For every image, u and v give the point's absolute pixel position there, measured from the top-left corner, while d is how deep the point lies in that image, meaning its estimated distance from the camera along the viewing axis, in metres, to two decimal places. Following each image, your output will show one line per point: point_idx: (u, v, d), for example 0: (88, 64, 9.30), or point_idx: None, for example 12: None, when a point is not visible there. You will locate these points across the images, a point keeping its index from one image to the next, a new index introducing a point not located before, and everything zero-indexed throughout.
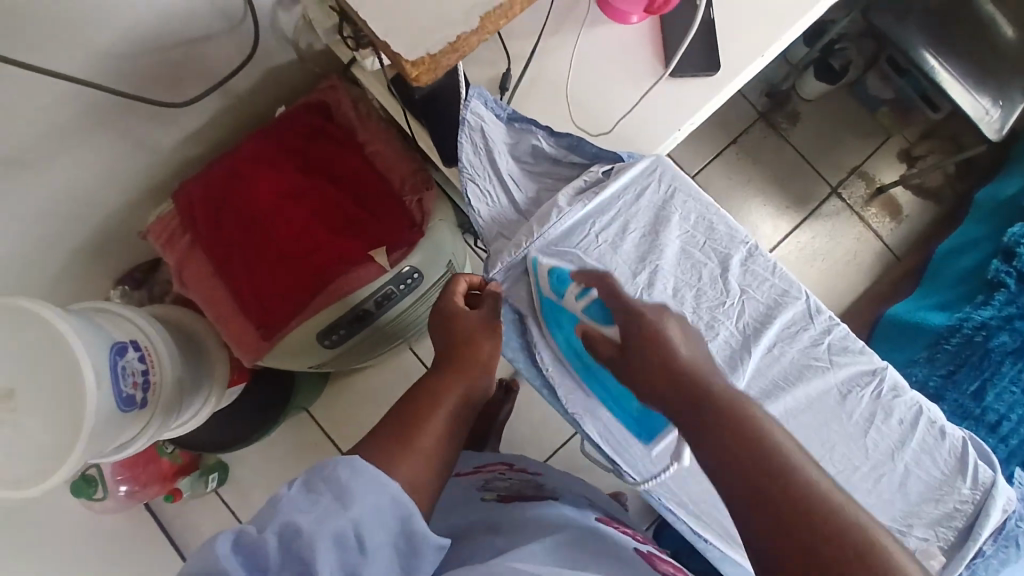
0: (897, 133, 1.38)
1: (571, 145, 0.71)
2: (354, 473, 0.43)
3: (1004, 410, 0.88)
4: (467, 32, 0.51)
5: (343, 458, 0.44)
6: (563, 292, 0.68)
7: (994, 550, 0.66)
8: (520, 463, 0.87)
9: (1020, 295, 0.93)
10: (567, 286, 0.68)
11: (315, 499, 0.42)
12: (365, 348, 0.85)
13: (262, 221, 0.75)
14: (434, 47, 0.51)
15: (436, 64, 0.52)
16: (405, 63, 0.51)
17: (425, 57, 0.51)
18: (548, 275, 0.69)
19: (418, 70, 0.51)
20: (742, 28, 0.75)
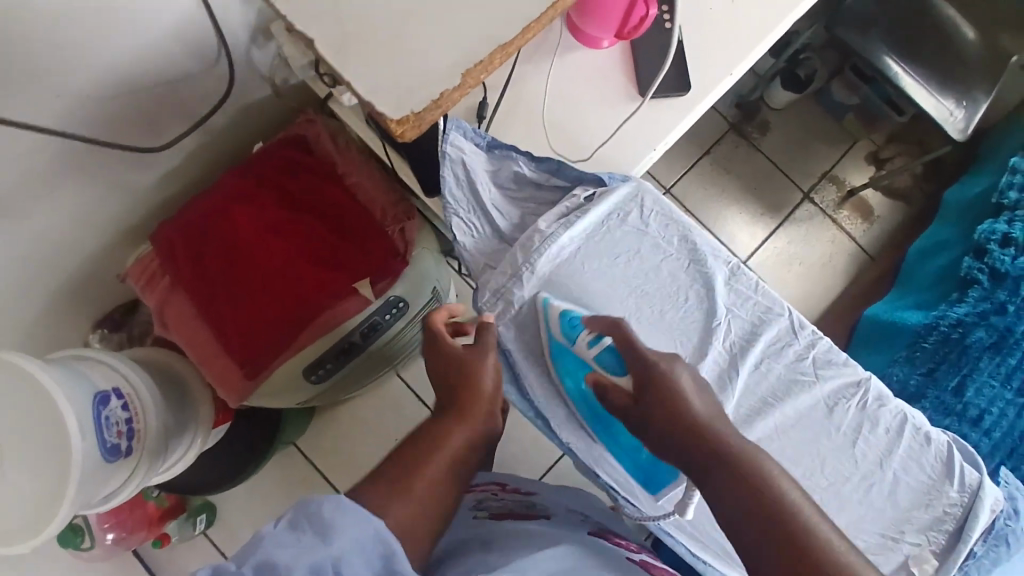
0: (864, 138, 1.42)
1: (553, 169, 0.71)
2: (339, 512, 0.43)
3: (985, 405, 0.90)
4: (451, 88, 0.47)
5: (328, 496, 0.43)
6: (574, 337, 0.67)
7: (984, 550, 0.68)
8: (513, 483, 0.86)
9: (993, 291, 0.95)
10: (578, 331, 0.66)
11: (298, 535, 0.42)
12: (353, 378, 0.84)
13: (243, 259, 0.74)
14: (418, 104, 0.46)
15: (421, 122, 0.47)
16: (389, 121, 0.46)
17: (410, 115, 0.46)
18: (561, 315, 0.67)
19: (402, 128, 0.46)
20: (710, 49, 0.78)
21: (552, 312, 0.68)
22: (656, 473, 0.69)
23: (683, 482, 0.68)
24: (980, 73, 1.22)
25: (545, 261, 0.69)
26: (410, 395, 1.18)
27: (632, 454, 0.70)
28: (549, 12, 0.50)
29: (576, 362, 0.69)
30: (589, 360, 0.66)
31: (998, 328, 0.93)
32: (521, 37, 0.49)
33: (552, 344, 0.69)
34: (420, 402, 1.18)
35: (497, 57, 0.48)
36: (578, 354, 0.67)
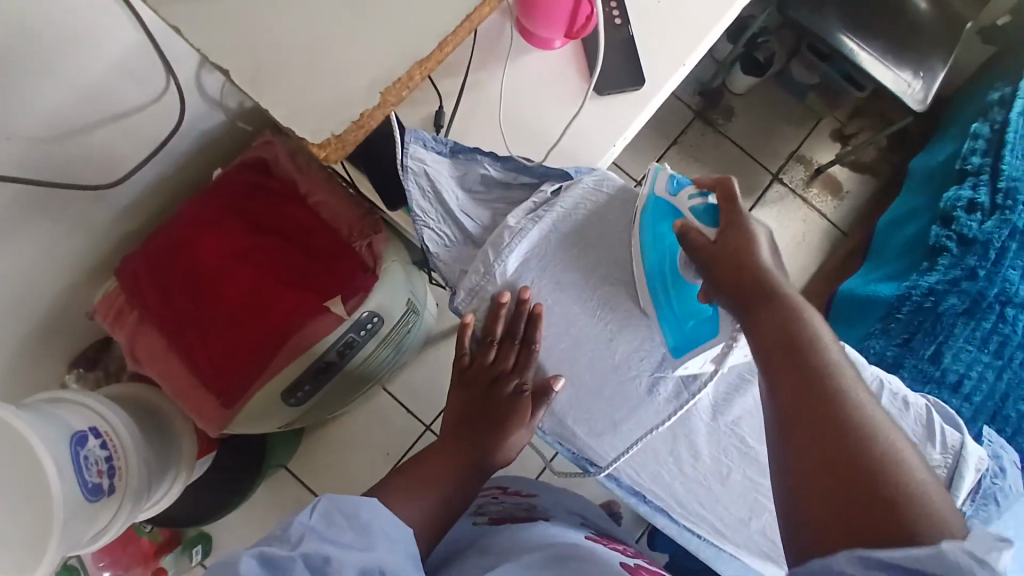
0: (827, 116, 1.44)
1: (518, 167, 0.69)
2: (374, 512, 0.48)
3: (963, 369, 0.91)
4: (372, 108, 0.44)
5: (364, 499, 0.48)
6: (677, 192, 0.61)
7: (974, 510, 0.68)
8: (515, 486, 0.86)
9: (963, 257, 0.97)
10: (685, 187, 0.61)
11: (338, 533, 0.45)
12: (341, 395, 0.85)
13: (212, 287, 0.74)
14: (339, 125, 0.43)
15: (345, 142, 0.44)
16: (309, 145, 0.43)
17: (330, 138, 0.43)
18: (670, 176, 0.62)
19: (325, 151, 0.43)
20: (660, 43, 0.79)
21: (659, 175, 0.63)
22: (698, 331, 0.63)
23: (727, 337, 0.61)
24: (934, 43, 1.24)
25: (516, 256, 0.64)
26: (396, 408, 1.18)
27: (679, 319, 0.63)
28: (471, 19, 0.45)
29: (664, 217, 0.62)
30: (685, 212, 0.60)
31: (970, 294, 0.94)
32: (445, 46, 0.45)
33: (648, 202, 0.63)
34: (406, 414, 1.18)
35: (416, 73, 0.44)
36: (674, 206, 0.61)
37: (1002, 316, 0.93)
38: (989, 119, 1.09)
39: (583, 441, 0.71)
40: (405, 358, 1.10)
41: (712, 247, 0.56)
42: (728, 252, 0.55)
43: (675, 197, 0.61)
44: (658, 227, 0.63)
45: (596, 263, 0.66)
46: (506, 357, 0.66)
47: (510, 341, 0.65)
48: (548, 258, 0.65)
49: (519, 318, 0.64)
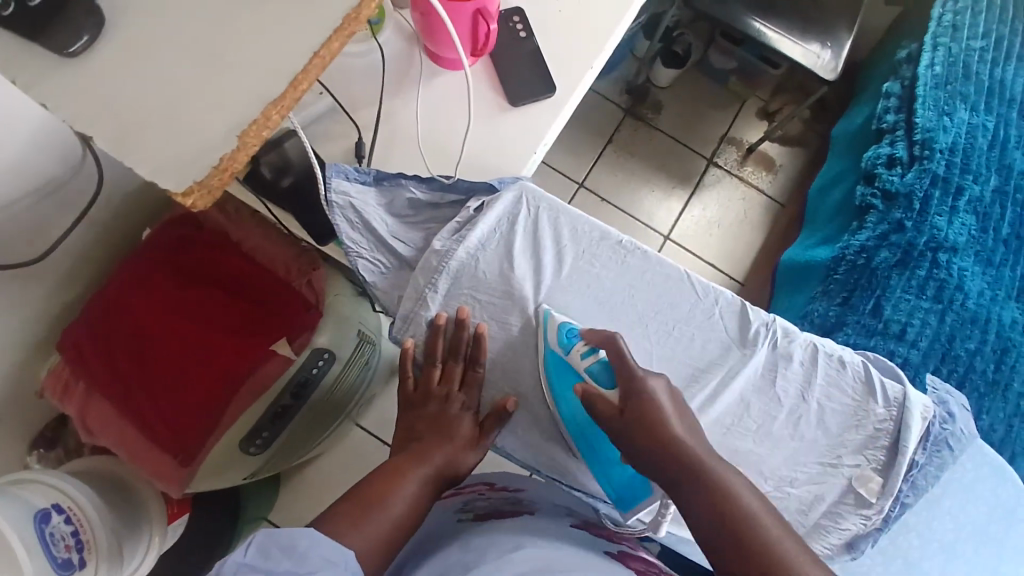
0: (750, 96, 1.49)
1: (443, 187, 0.71)
2: (311, 541, 0.47)
3: (905, 318, 0.93)
4: (230, 150, 0.43)
5: (299, 528, 0.47)
6: (571, 349, 0.64)
7: (928, 457, 0.70)
8: (501, 481, 0.86)
9: (889, 212, 1.00)
10: (574, 343, 0.64)
11: (274, 564, 0.44)
12: (297, 439, 0.84)
13: (157, 347, 0.74)
14: (199, 172, 0.42)
15: (212, 189, 0.43)
16: (173, 197, 0.42)
17: (193, 185, 0.42)
18: (557, 326, 0.64)
19: (192, 199, 0.42)
20: (567, 50, 0.82)
21: (552, 322, 0.65)
22: (631, 487, 0.66)
23: (660, 497, 0.65)
24: (837, 12, 1.29)
25: (446, 281, 0.67)
26: (371, 440, 1.17)
27: (613, 478, 0.67)
28: (319, 55, 0.45)
29: (564, 379, 0.65)
30: (583, 372, 0.63)
31: (900, 246, 0.97)
32: (300, 84, 0.44)
33: (548, 355, 0.65)
34: (381, 445, 1.17)
35: (271, 112, 0.43)
36: (570, 364, 0.64)
37: (934, 263, 0.96)
38: (899, 77, 1.14)
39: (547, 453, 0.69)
40: (372, 389, 1.10)
41: (619, 419, 0.59)
42: (637, 419, 0.58)
43: (568, 354, 0.64)
44: (564, 385, 0.65)
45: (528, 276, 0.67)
46: (451, 374, 0.66)
47: (454, 359, 0.66)
48: (480, 275, 0.67)
49: (462, 336, 0.65)
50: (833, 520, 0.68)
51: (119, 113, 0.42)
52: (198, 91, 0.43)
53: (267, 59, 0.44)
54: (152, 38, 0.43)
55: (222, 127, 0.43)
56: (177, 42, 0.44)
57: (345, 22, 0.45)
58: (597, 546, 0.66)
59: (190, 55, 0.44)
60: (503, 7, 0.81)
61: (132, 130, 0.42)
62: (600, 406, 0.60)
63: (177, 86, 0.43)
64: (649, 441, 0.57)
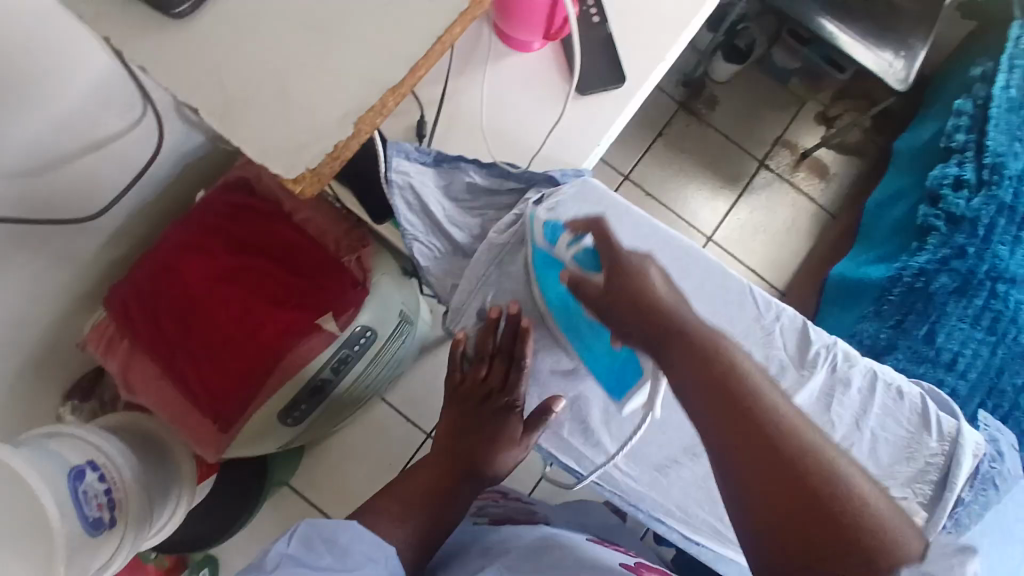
0: (811, 99, 1.44)
1: (503, 173, 0.69)
2: (352, 536, 0.51)
3: (958, 347, 0.90)
4: (344, 139, 0.41)
5: (341, 522, 0.51)
6: (556, 240, 0.61)
7: (973, 496, 0.68)
8: (515, 491, 0.85)
9: (952, 236, 0.96)
10: (560, 235, 0.61)
11: (317, 555, 0.48)
12: (331, 412, 0.84)
13: (203, 310, 0.73)
14: (313, 159, 0.41)
15: (322, 176, 0.42)
16: (284, 181, 0.41)
17: (306, 173, 0.41)
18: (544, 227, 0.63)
19: (302, 186, 0.41)
20: (640, 42, 0.79)
21: (536, 223, 0.63)
22: (623, 373, 0.61)
23: (651, 375, 0.58)
24: (915, 19, 1.23)
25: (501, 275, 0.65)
26: (396, 417, 1.17)
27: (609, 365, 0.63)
28: (443, 40, 0.42)
29: (554, 267, 0.62)
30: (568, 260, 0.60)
31: (960, 272, 0.93)
32: (417, 70, 0.42)
33: (535, 254, 0.64)
34: (408, 424, 1.17)
35: (390, 100, 0.41)
36: (555, 256, 0.61)
37: (993, 292, 0.93)
38: (972, 96, 1.09)
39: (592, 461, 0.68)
40: (401, 368, 1.09)
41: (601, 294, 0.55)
42: (625, 302, 0.54)
43: (553, 248, 0.61)
44: (551, 277, 0.63)
45: None
46: (498, 370, 0.66)
47: (504, 355, 0.65)
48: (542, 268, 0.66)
49: (514, 335, 0.64)
50: None
51: (217, 87, 0.41)
52: (301, 69, 0.41)
53: (359, 37, 0.42)
54: (252, 9, 0.42)
55: (338, 113, 0.41)
56: (268, 12, 0.42)
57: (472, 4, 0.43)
58: (613, 556, 0.65)
59: (279, 27, 0.42)
60: None
61: (229, 105, 0.41)
62: (584, 287, 0.56)
63: (267, 60, 0.41)
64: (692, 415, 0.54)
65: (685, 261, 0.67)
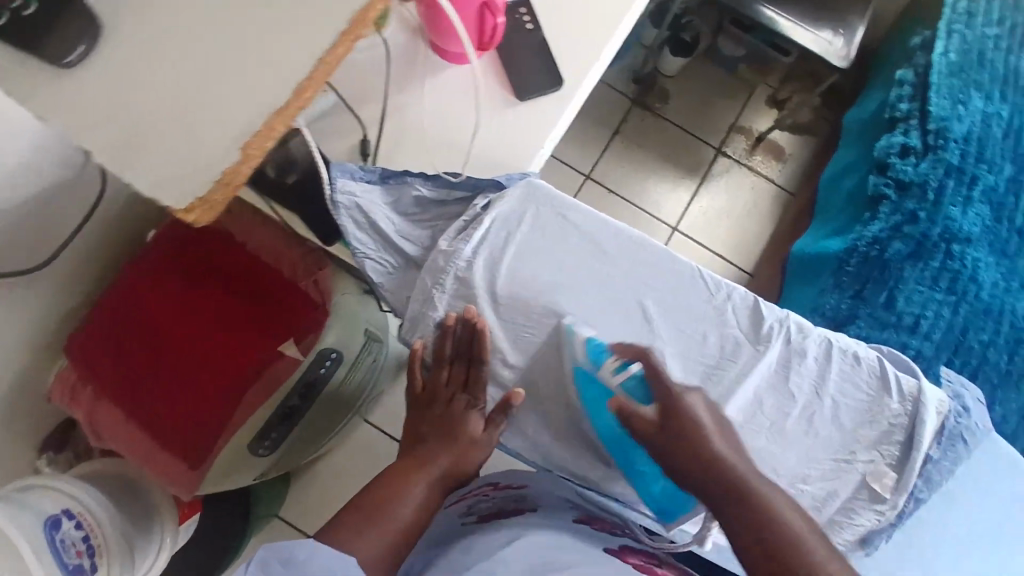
0: (760, 83, 1.47)
1: (450, 183, 0.70)
2: (313, 551, 0.48)
3: (918, 310, 0.92)
4: (234, 164, 0.42)
5: (299, 539, 0.48)
6: (601, 363, 0.64)
7: (942, 453, 0.69)
8: (506, 479, 0.82)
9: (902, 202, 0.98)
10: (605, 358, 0.64)
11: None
12: (318, 423, 0.86)
13: (163, 348, 0.74)
14: (200, 187, 0.41)
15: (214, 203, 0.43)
16: (174, 212, 0.42)
17: (194, 202, 0.42)
18: (586, 341, 0.65)
19: (194, 215, 0.42)
20: (572, 42, 0.81)
21: (575, 339, 0.65)
22: (673, 499, 0.68)
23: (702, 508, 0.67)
24: None
25: (452, 283, 0.65)
26: (379, 434, 1.17)
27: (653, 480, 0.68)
28: (327, 61, 0.43)
29: (599, 393, 0.65)
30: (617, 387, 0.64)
31: (913, 237, 0.95)
32: (304, 92, 0.43)
33: (575, 373, 0.65)
34: (393, 441, 1.17)
35: (276, 124, 0.42)
36: (601, 379, 0.64)
37: (948, 254, 0.94)
38: (913, 65, 1.11)
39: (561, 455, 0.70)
40: (380, 387, 1.10)
41: (654, 434, 0.59)
42: (673, 437, 0.58)
43: (599, 370, 0.64)
44: (593, 398, 0.66)
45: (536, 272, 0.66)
46: (458, 374, 0.66)
47: (461, 359, 0.66)
48: (500, 264, 0.66)
49: (469, 335, 0.64)
50: (847, 517, 0.66)
51: (130, 127, 0.41)
52: (210, 102, 0.42)
53: (270, 67, 0.43)
54: (162, 50, 0.42)
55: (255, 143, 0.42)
56: (177, 51, 0.43)
57: (355, 24, 0.44)
58: (598, 540, 0.66)
59: (191, 64, 0.43)
60: None
61: (146, 144, 0.41)
62: (636, 421, 0.60)
63: (180, 97, 0.42)
64: (691, 465, 0.57)
65: (635, 250, 0.68)
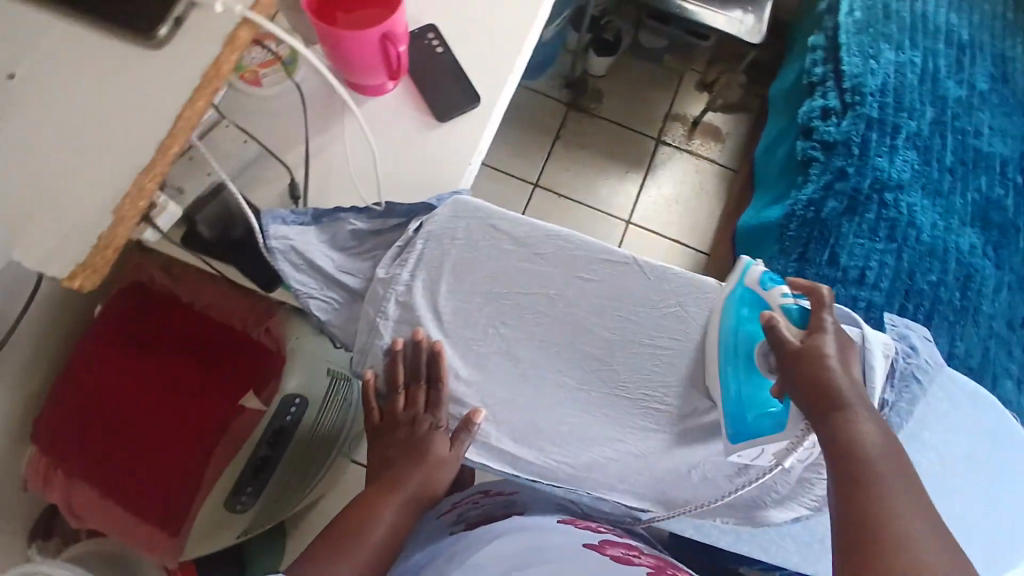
0: (687, 70, 1.51)
1: (383, 212, 0.71)
2: None
3: (862, 262, 0.94)
4: (105, 229, 0.44)
5: None
6: (770, 286, 0.64)
7: (896, 393, 0.71)
8: (497, 487, 0.82)
9: (830, 161, 1.01)
10: (778, 283, 0.64)
11: None
12: (297, 473, 0.85)
13: (126, 419, 0.75)
14: (78, 254, 0.44)
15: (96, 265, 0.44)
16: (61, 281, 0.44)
17: (76, 268, 0.43)
18: (761, 273, 0.65)
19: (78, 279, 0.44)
20: (482, 59, 0.82)
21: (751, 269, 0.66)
22: (759, 427, 0.63)
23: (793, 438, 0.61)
24: None
25: (395, 308, 0.68)
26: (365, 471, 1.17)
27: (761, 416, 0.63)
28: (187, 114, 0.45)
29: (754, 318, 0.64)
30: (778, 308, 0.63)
31: (845, 193, 0.98)
32: (168, 150, 0.46)
33: (735, 292, 0.66)
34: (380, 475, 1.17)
35: (145, 182, 0.44)
36: (765, 298, 0.64)
37: (882, 203, 0.97)
38: (822, 30, 1.15)
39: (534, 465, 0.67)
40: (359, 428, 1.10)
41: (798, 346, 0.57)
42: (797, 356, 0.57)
43: (767, 290, 0.64)
44: (746, 319, 0.65)
45: (473, 284, 0.69)
46: (416, 397, 0.68)
47: (415, 383, 0.67)
48: (440, 281, 0.68)
49: (420, 358, 0.66)
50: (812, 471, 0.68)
51: None
52: None
53: None
54: None
55: None
56: None
57: (206, 80, 0.46)
58: (579, 535, 0.64)
59: None
60: (418, 26, 0.83)
61: None
62: (778, 333, 0.58)
63: None
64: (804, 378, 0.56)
65: (569, 245, 0.70)
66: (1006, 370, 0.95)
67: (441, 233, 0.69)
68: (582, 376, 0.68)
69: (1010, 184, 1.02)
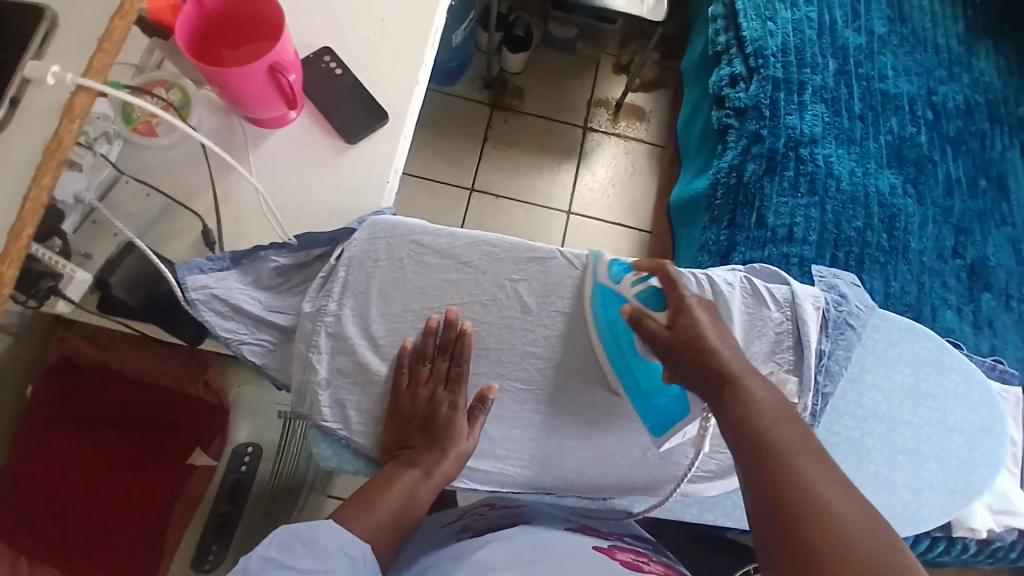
0: (601, 55, 1.52)
1: (305, 244, 0.70)
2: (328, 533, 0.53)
3: (788, 220, 0.96)
4: None
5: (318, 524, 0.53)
6: (620, 277, 0.69)
7: (834, 342, 0.73)
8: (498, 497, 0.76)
9: (745, 126, 1.03)
10: (626, 271, 0.69)
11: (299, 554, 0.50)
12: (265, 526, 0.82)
13: (69, 504, 0.73)
14: None
15: None
16: None
17: None
18: (609, 264, 0.70)
19: None
20: (384, 70, 0.77)
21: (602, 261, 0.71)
22: (669, 409, 0.68)
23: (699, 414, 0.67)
24: None
25: (328, 341, 0.69)
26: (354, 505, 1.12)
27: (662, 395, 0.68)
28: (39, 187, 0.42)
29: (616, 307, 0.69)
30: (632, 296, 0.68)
31: (763, 155, 1.00)
32: None
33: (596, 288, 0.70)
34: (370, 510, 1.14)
35: None
36: (618, 291, 0.69)
37: (800, 159, 1.00)
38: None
39: (490, 472, 0.69)
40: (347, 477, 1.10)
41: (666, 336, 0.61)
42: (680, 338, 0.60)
43: (618, 283, 0.69)
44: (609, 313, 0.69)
45: (406, 303, 0.71)
46: (440, 376, 0.68)
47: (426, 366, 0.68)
48: (370, 307, 0.70)
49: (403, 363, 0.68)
50: None
51: None
52: None
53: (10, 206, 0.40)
54: None
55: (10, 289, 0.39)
56: None
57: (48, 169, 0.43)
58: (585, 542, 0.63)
59: None
60: (313, 50, 0.77)
61: None
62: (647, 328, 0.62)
63: None
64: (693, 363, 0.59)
65: (498, 250, 0.72)
66: (944, 300, 0.97)
67: (361, 259, 0.70)
68: (526, 377, 0.71)
69: (920, 120, 1.05)
